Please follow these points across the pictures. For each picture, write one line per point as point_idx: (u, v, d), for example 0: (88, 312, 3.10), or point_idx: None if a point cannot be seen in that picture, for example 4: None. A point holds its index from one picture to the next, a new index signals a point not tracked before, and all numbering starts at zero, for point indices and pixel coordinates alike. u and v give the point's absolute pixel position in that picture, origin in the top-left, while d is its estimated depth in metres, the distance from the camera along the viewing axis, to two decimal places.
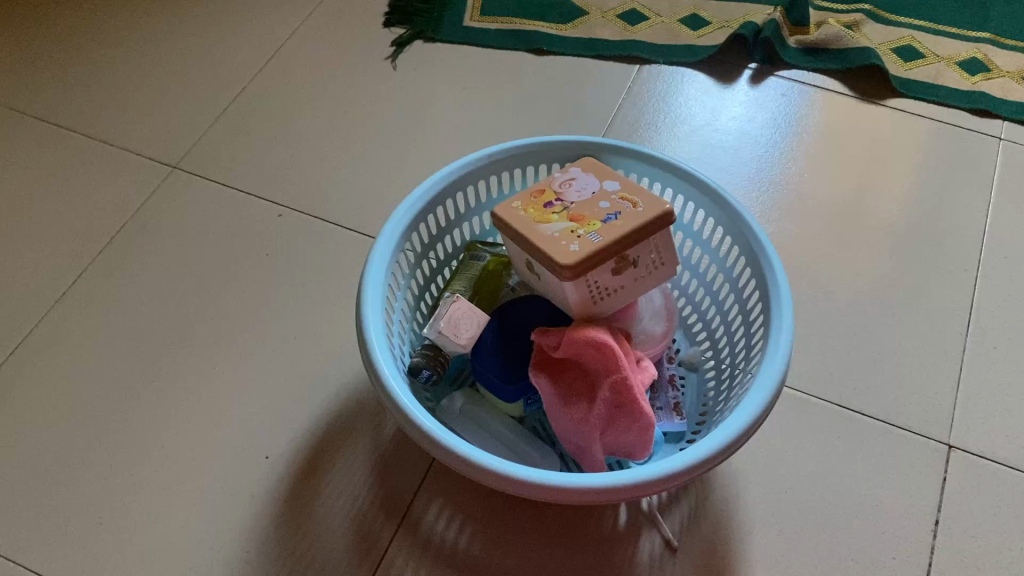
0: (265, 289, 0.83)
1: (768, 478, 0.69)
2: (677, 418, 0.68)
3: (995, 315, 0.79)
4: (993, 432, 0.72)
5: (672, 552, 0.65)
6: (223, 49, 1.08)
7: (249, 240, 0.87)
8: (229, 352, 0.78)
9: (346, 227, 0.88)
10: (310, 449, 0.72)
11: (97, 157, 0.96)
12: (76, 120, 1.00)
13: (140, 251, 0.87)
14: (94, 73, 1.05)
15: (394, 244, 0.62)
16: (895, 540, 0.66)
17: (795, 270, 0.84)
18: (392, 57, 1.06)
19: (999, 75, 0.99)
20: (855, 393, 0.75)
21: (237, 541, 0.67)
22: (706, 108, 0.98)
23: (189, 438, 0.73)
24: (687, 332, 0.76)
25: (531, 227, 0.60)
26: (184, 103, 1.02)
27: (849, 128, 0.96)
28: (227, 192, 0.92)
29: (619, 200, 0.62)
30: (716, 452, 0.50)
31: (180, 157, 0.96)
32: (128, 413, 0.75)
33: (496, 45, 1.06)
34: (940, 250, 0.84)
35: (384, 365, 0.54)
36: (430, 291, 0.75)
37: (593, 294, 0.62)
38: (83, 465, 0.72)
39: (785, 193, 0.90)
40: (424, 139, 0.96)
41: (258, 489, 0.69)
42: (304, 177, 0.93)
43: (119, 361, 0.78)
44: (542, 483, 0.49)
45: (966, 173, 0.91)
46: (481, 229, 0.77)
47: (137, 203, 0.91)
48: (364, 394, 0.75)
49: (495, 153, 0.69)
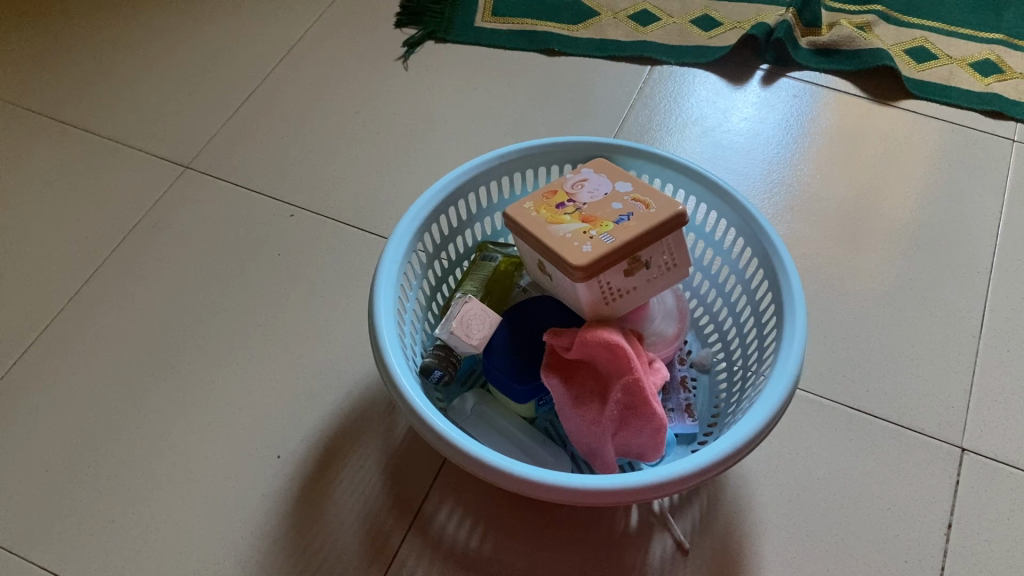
0: (276, 289, 0.83)
1: (779, 481, 0.69)
2: (689, 419, 0.68)
3: (1007, 317, 0.79)
4: (1007, 436, 0.71)
5: (684, 554, 0.65)
6: (235, 49, 1.08)
7: (261, 240, 0.87)
8: (241, 351, 0.79)
9: (357, 227, 0.88)
10: (321, 448, 0.72)
11: (109, 156, 0.96)
12: (89, 119, 1.00)
13: (151, 250, 0.87)
14: (106, 73, 1.06)
15: (406, 245, 0.62)
16: (907, 543, 0.66)
17: (806, 272, 0.83)
18: (404, 57, 1.06)
19: (1012, 77, 0.98)
20: (866, 394, 0.74)
21: (249, 541, 0.67)
22: (718, 108, 0.98)
23: (199, 437, 0.73)
24: (699, 333, 0.76)
25: (543, 228, 0.60)
26: (197, 102, 1.02)
27: (861, 128, 0.96)
28: (239, 192, 0.92)
29: (631, 201, 0.62)
30: (729, 454, 0.50)
31: (192, 157, 0.96)
32: (140, 411, 0.75)
33: (506, 46, 1.06)
34: (953, 251, 0.84)
35: (396, 364, 0.54)
36: (441, 292, 0.75)
37: (605, 295, 0.62)
38: (97, 463, 0.72)
39: (797, 194, 0.90)
40: (434, 139, 0.96)
41: (268, 488, 0.70)
42: (316, 176, 0.93)
43: (131, 360, 0.79)
44: (554, 485, 0.49)
45: (979, 175, 0.90)
46: (492, 229, 0.77)
47: (150, 202, 0.92)
48: (375, 394, 0.75)
49: (505, 155, 0.69)
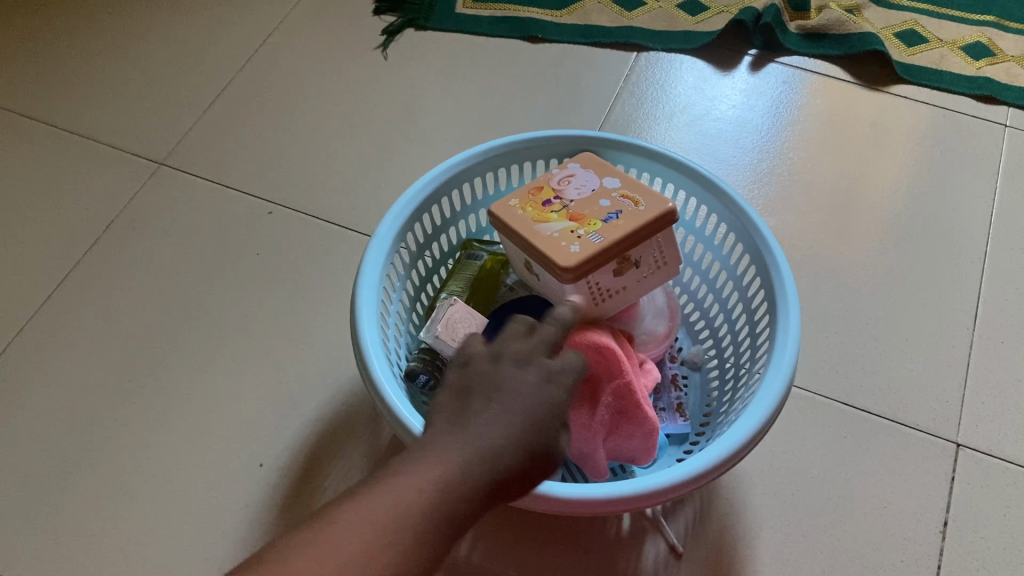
0: (255, 290, 0.81)
1: (773, 481, 0.68)
2: (680, 419, 0.67)
3: (1001, 308, 0.78)
4: (1002, 431, 0.70)
5: (678, 558, 0.64)
6: (209, 39, 1.05)
7: (238, 239, 0.85)
8: (220, 356, 0.76)
9: (339, 224, 0.86)
10: (303, 456, 0.70)
11: (80, 153, 0.93)
12: (58, 115, 0.97)
13: (126, 251, 0.85)
14: (75, 66, 1.03)
15: (389, 246, 0.60)
16: (903, 544, 0.65)
17: (798, 264, 0.82)
18: (383, 46, 1.04)
19: (1004, 60, 0.96)
20: (860, 390, 0.73)
21: (232, 555, 0.65)
22: (705, 96, 0.96)
23: (179, 446, 0.71)
24: (690, 330, 0.74)
25: (530, 226, 0.59)
26: (170, 95, 0.99)
27: (851, 114, 0.94)
28: (215, 189, 0.90)
29: (619, 198, 0.60)
30: (718, 463, 0.49)
31: (167, 153, 0.93)
32: (117, 420, 0.73)
33: (488, 33, 1.04)
34: (946, 241, 0.83)
35: (380, 373, 0.52)
36: (426, 292, 0.73)
37: (594, 297, 0.60)
38: (72, 475, 0.70)
39: (785, 183, 0.88)
40: (416, 131, 0.94)
41: (251, 498, 0.68)
42: (295, 173, 0.91)
43: (106, 366, 0.76)
44: (557, 496, 0.48)
45: (971, 162, 0.89)
46: (477, 226, 0.75)
47: (125, 201, 0.89)
48: (359, 398, 0.73)
49: (490, 150, 0.67)
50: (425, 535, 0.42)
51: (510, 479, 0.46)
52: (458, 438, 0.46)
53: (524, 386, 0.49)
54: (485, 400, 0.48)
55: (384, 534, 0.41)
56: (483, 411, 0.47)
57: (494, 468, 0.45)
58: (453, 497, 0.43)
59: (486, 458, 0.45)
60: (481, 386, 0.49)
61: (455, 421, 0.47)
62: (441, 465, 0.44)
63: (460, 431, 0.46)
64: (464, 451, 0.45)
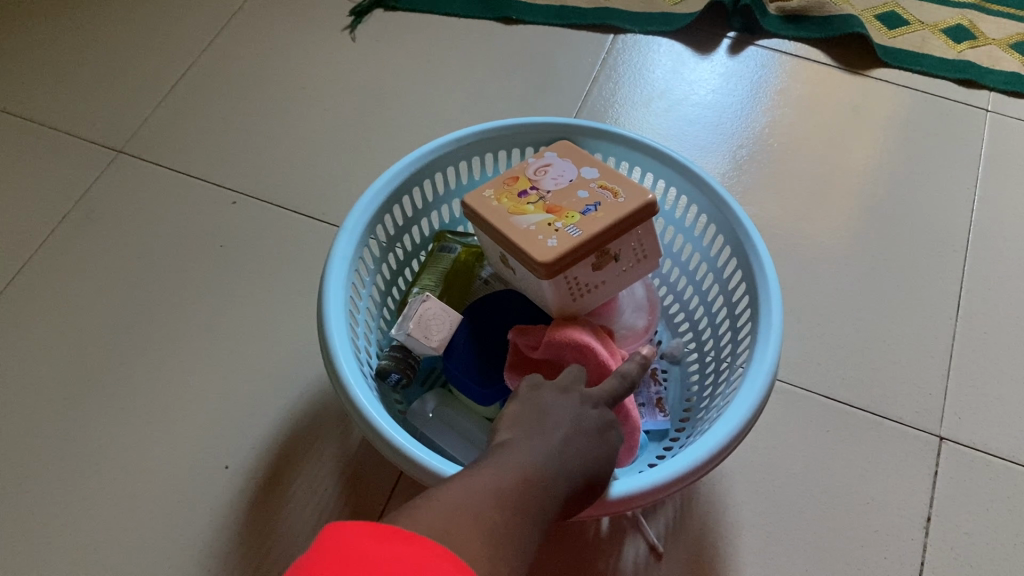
0: (218, 284, 0.78)
1: (756, 478, 0.67)
2: (660, 415, 0.65)
3: (984, 297, 0.77)
4: (985, 423, 0.69)
5: (658, 558, 0.62)
6: (169, 20, 1.01)
7: (202, 230, 0.82)
8: (182, 353, 0.74)
9: (307, 214, 0.83)
10: (271, 457, 0.67)
11: (34, 140, 0.89)
12: (10, 100, 0.93)
13: (82, 243, 0.81)
14: (27, 47, 0.98)
15: (358, 239, 0.58)
16: (887, 540, 0.64)
17: (779, 253, 0.80)
18: (351, 27, 1.00)
19: (985, 43, 0.95)
20: (843, 384, 0.72)
21: (197, 561, 0.62)
22: (684, 80, 0.94)
23: (139, 449, 0.68)
24: (669, 323, 0.73)
25: (505, 219, 0.56)
26: (128, 79, 0.95)
27: (831, 99, 0.92)
28: (176, 177, 0.86)
29: (598, 189, 0.57)
30: (691, 469, 0.47)
31: (126, 140, 0.90)
32: (74, 421, 0.70)
33: (460, 15, 1.01)
34: (928, 229, 0.81)
35: (349, 375, 0.50)
36: (398, 285, 0.70)
37: (573, 292, 0.58)
38: (26, 479, 0.67)
39: (766, 169, 0.86)
40: (387, 115, 0.91)
41: (216, 501, 0.65)
42: (260, 160, 0.88)
43: (62, 364, 0.73)
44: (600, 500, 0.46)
45: (953, 148, 0.87)
46: (450, 217, 0.73)
47: (81, 190, 0.85)
48: (328, 397, 0.71)
49: (463, 138, 0.64)
50: (527, 529, 0.37)
51: (580, 496, 0.43)
52: (537, 445, 0.42)
53: (586, 408, 0.46)
54: (552, 419, 0.44)
55: (495, 513, 0.36)
56: (555, 427, 0.44)
57: (571, 478, 0.42)
58: (544, 500, 0.39)
59: (564, 471, 0.41)
60: (545, 408, 0.45)
61: (528, 431, 0.43)
62: (526, 467, 0.40)
63: (535, 436, 0.42)
64: (546, 458, 0.41)
